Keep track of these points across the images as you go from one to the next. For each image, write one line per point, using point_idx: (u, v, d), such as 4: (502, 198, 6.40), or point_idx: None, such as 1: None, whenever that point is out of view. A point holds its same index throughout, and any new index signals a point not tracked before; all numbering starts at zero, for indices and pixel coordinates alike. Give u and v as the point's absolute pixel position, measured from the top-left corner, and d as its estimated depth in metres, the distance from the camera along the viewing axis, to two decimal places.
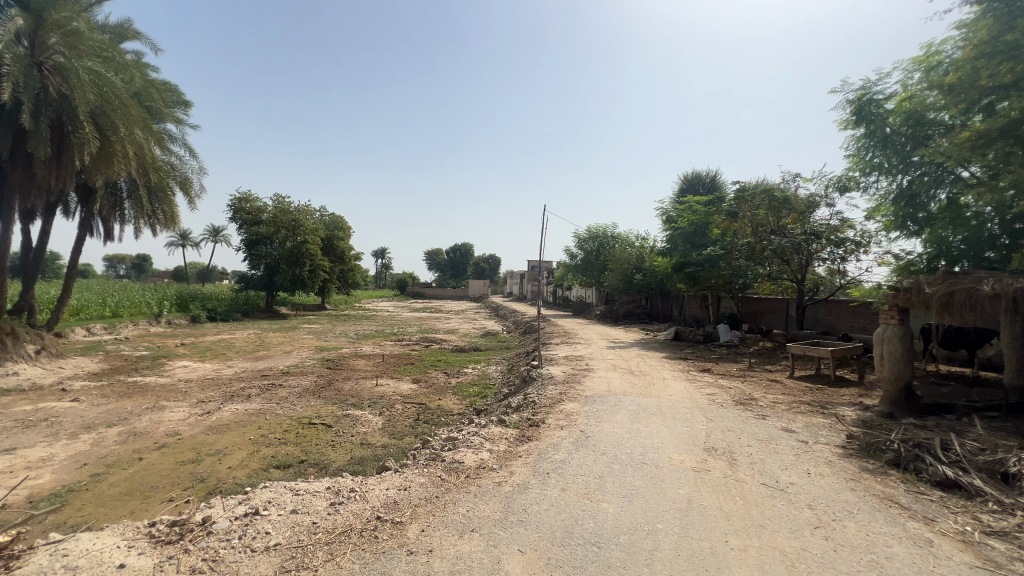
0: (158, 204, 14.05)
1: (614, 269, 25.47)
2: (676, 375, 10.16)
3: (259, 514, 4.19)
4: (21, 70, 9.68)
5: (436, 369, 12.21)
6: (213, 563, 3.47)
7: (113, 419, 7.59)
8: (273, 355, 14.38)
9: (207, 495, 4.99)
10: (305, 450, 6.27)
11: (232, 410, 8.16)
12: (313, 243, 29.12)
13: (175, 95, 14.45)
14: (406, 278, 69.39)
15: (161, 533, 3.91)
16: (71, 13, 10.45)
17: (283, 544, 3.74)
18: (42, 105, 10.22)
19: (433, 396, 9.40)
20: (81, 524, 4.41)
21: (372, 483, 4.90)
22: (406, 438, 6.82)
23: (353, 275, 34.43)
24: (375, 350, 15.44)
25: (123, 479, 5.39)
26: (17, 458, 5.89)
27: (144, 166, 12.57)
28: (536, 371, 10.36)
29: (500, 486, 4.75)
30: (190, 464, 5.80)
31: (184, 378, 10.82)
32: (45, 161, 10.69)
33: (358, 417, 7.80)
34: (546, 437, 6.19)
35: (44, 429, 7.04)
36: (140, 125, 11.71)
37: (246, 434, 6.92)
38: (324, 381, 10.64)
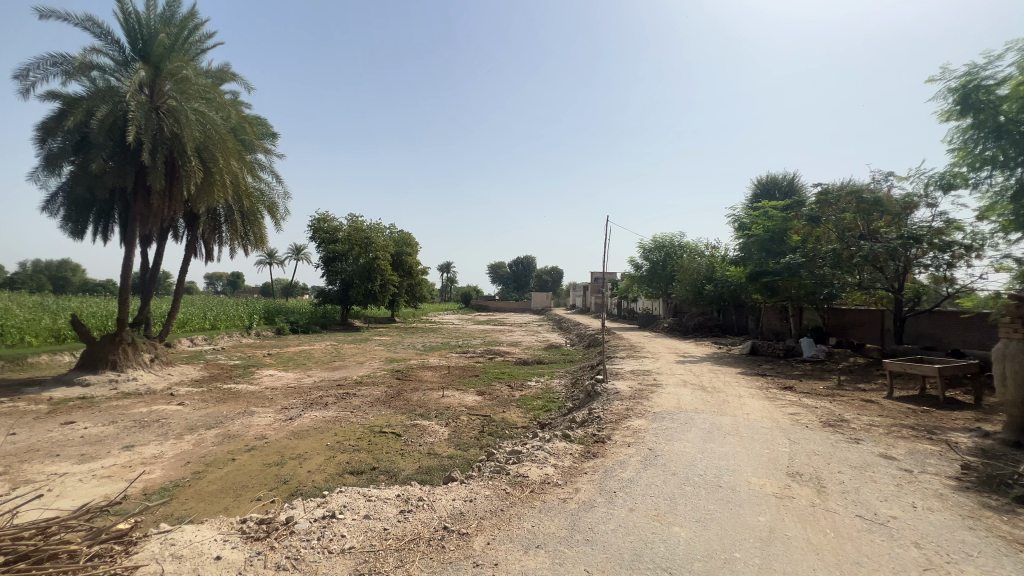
0: (249, 226, 15.47)
1: (682, 279, 24.44)
2: (753, 393, 9.50)
3: (336, 517, 4.41)
4: (143, 114, 11.19)
5: (500, 381, 12.32)
6: (295, 561, 3.70)
7: (211, 422, 8.39)
8: (347, 365, 15.27)
9: (290, 496, 5.34)
10: (377, 458, 6.55)
11: (312, 417, 8.73)
12: (383, 258, 30.70)
13: (265, 128, 15.99)
14: (470, 291, 71.24)
15: (251, 529, 4.23)
16: (182, 63, 11.96)
17: (357, 548, 3.91)
18: (159, 144, 11.70)
19: (498, 409, 9.46)
20: (184, 517, 4.87)
21: (439, 493, 5.01)
22: (471, 450, 6.91)
23: (420, 289, 35.86)
24: (441, 362, 15.87)
25: (219, 478, 5.90)
26: (136, 454, 6.67)
27: (238, 192, 13.96)
28: (601, 385, 10.13)
29: (566, 503, 4.66)
30: (275, 467, 6.25)
31: (270, 385, 11.76)
32: (161, 193, 12.18)
33: (426, 427, 8.03)
34: (613, 455, 6.01)
35: (156, 429, 7.94)
36: (236, 156, 13.07)
37: (324, 440, 7.35)
38: (394, 391, 11.09)
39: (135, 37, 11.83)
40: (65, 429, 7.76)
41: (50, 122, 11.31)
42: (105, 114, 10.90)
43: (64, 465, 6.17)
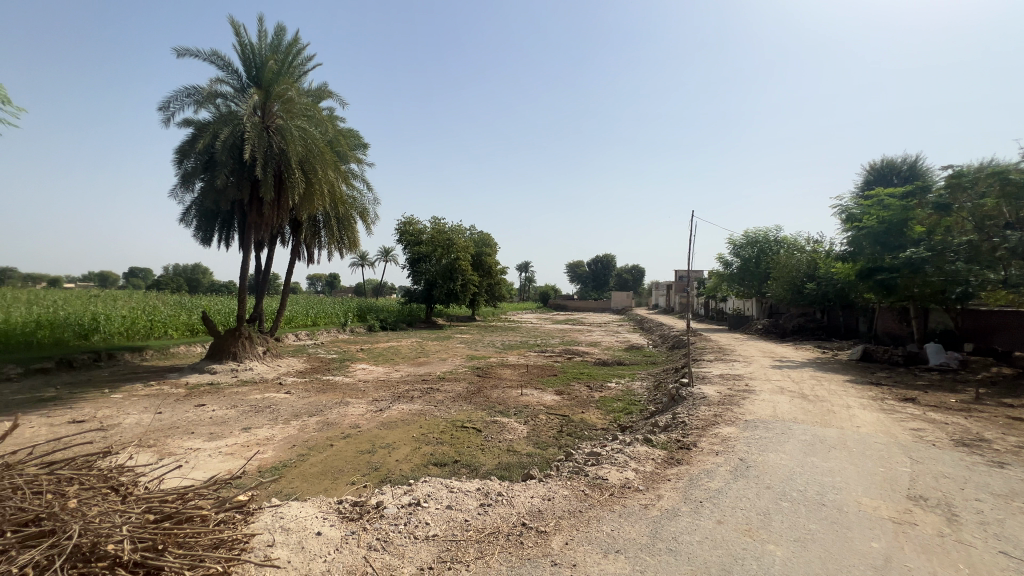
0: (344, 231, 16.80)
1: (778, 277, 22.54)
2: (864, 404, 8.49)
3: (420, 505, 4.65)
4: (256, 133, 12.60)
5: (579, 382, 12.19)
6: (384, 543, 3.96)
7: (313, 410, 9.24)
8: (431, 361, 16.03)
9: (380, 482, 5.72)
10: (459, 452, 6.79)
11: (399, 409, 9.27)
12: (464, 259, 31.76)
13: (357, 139, 17.22)
14: (548, 290, 71.43)
15: (346, 510, 4.59)
16: (287, 85, 13.28)
17: (439, 536, 4.08)
18: (269, 159, 13.10)
19: (576, 409, 9.39)
20: (291, 494, 5.41)
21: (517, 489, 5.07)
22: (550, 449, 6.90)
23: (499, 288, 36.57)
24: (520, 361, 16.07)
25: (320, 461, 6.48)
26: (252, 436, 7.54)
27: (334, 200, 15.24)
28: (686, 389, 9.64)
29: (647, 509, 4.49)
30: (367, 454, 6.72)
31: (363, 378, 12.68)
32: (271, 203, 13.62)
33: (505, 425, 8.18)
34: (699, 463, 5.69)
35: (269, 414, 8.90)
36: (333, 167, 14.27)
37: (410, 432, 7.76)
38: (475, 388, 11.44)
39: (250, 65, 13.35)
40: (198, 410, 8.98)
41: (185, 145, 13.14)
42: (227, 136, 12.44)
43: (196, 441, 7.13)
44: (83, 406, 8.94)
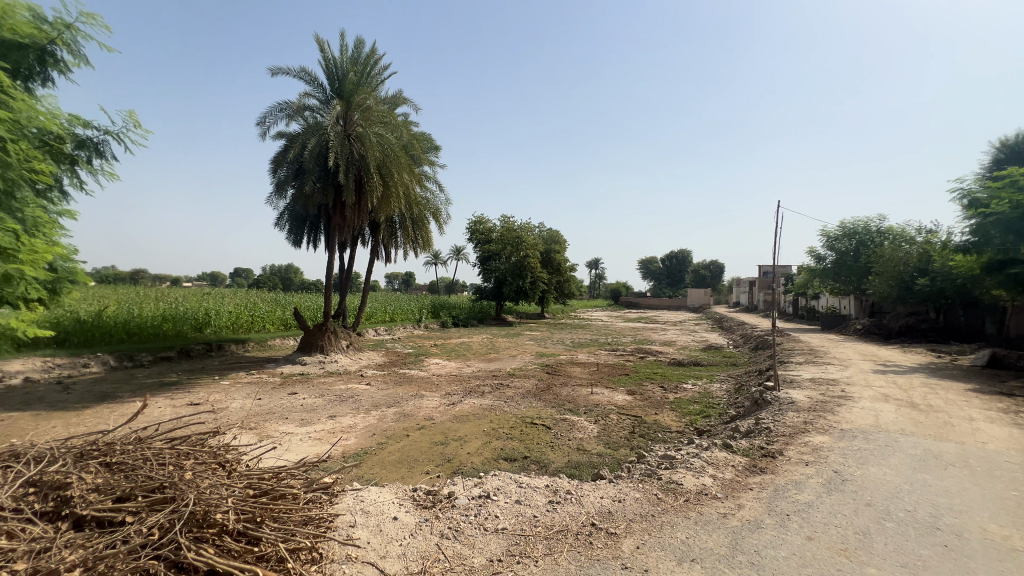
0: (418, 231, 17.54)
1: (882, 272, 20.23)
2: (992, 417, 7.37)
3: (490, 498, 4.74)
4: (339, 142, 13.51)
5: (652, 382, 11.79)
6: (456, 532, 4.09)
7: (391, 401, 9.76)
8: (501, 357, 16.30)
9: (452, 474, 5.90)
10: (528, 448, 6.84)
11: (471, 404, 9.52)
12: (534, 257, 31.86)
13: (429, 142, 17.87)
14: (620, 287, 69.77)
15: (420, 498, 4.79)
16: (365, 94, 14.10)
17: (508, 530, 4.14)
18: (350, 165, 13.98)
19: (649, 410, 9.08)
20: (371, 479, 5.76)
21: (587, 488, 5.01)
22: (621, 450, 6.73)
23: (569, 286, 36.30)
24: (590, 359, 15.85)
25: (397, 450, 6.83)
26: (338, 423, 8.11)
27: (409, 201, 15.99)
28: (771, 393, 8.96)
29: (726, 518, 4.24)
30: (440, 446, 6.98)
31: (437, 373, 13.18)
32: (352, 206, 14.54)
33: (575, 423, 8.11)
34: (785, 473, 5.26)
35: (352, 404, 9.53)
36: (407, 170, 14.98)
37: (481, 426, 7.94)
38: (544, 385, 11.46)
39: (333, 78, 14.34)
40: (291, 398, 9.83)
41: (279, 156, 14.39)
42: (314, 145, 13.46)
43: (290, 426, 7.82)
44: (198, 391, 10.13)
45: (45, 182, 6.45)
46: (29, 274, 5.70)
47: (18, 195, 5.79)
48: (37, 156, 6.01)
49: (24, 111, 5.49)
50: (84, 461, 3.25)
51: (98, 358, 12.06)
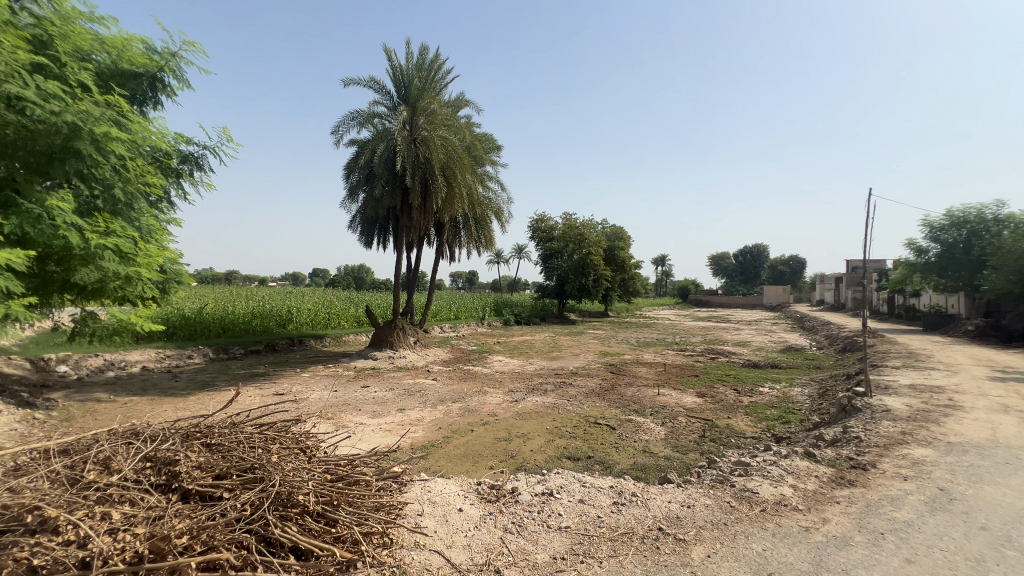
0: (481, 230, 17.89)
1: (1000, 265, 17.78)
2: None
3: (553, 495, 4.72)
4: (406, 146, 14.09)
5: (724, 384, 11.18)
6: (519, 527, 4.12)
7: (456, 397, 10.02)
8: (564, 356, 16.18)
9: (516, 470, 5.94)
10: (592, 447, 6.73)
11: (534, 401, 9.54)
12: (597, 254, 31.34)
13: (491, 143, 18.14)
14: (688, 285, 66.86)
15: (485, 492, 4.88)
16: (430, 99, 14.60)
17: (572, 529, 4.09)
18: (417, 168, 14.54)
19: (721, 414, 8.61)
20: (437, 471, 5.93)
21: (654, 492, 4.84)
22: (690, 454, 6.43)
23: (634, 283, 35.34)
24: (657, 359, 15.31)
25: (462, 444, 6.99)
26: (406, 416, 8.46)
27: (472, 202, 16.36)
28: (862, 399, 8.16)
29: (809, 532, 3.92)
30: (504, 442, 7.06)
31: (500, 370, 13.35)
32: (419, 208, 15.10)
33: (640, 424, 7.87)
34: (879, 487, 4.77)
35: (419, 398, 9.89)
36: (470, 171, 15.34)
37: (544, 424, 7.93)
38: (609, 384, 11.23)
39: (400, 86, 14.98)
40: (363, 391, 10.39)
41: (351, 162, 15.25)
42: (383, 151, 14.14)
43: (363, 417, 8.26)
44: (283, 382, 11.00)
45: (157, 194, 7.27)
46: (144, 275, 6.46)
47: (136, 206, 6.56)
48: (150, 171, 6.78)
49: (140, 132, 6.20)
50: (190, 441, 3.62)
51: (200, 350, 13.47)
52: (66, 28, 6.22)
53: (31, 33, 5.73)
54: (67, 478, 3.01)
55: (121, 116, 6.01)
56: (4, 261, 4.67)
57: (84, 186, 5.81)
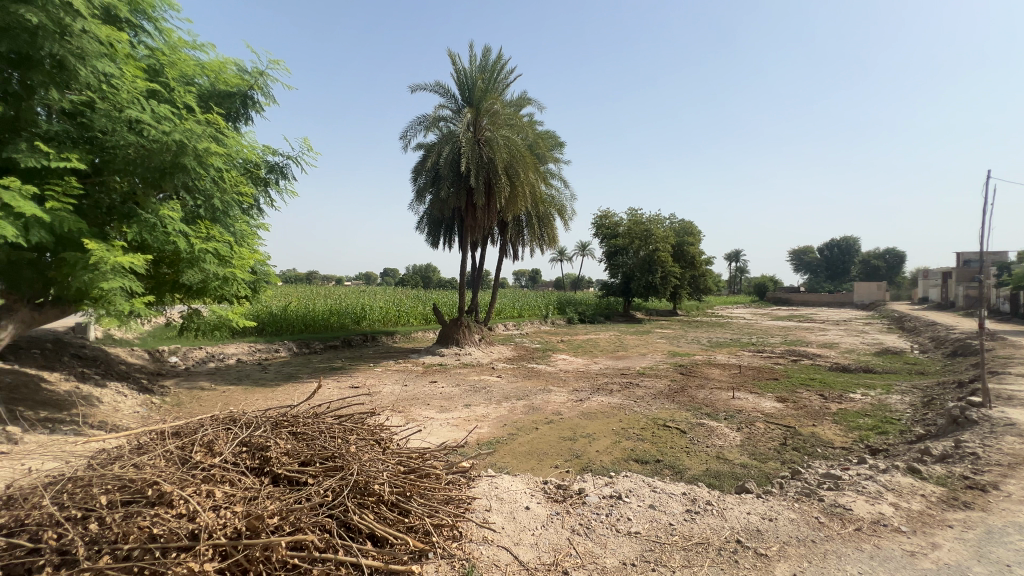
0: (544, 228, 17.85)
1: None
2: None
3: (622, 499, 4.60)
4: (470, 148, 14.41)
5: (808, 389, 10.34)
6: (587, 529, 4.06)
7: (520, 394, 10.08)
8: (630, 355, 15.75)
9: (582, 470, 5.86)
10: (661, 451, 6.48)
11: (599, 401, 9.37)
12: (664, 250, 30.15)
13: (554, 140, 18.08)
14: (765, 281, 62.69)
15: (551, 491, 4.86)
16: (493, 100, 14.81)
17: (642, 534, 3.97)
18: (481, 169, 14.83)
19: (806, 420, 7.97)
20: (503, 468, 5.98)
21: (730, 501, 4.57)
22: (770, 463, 6.00)
23: (704, 280, 33.69)
24: (731, 361, 14.45)
25: (527, 442, 7.01)
26: (472, 412, 8.64)
27: (535, 199, 16.39)
28: (978, 410, 7.20)
29: (914, 558, 3.52)
30: (569, 441, 7.00)
31: (564, 368, 13.27)
32: (483, 208, 15.37)
33: (714, 429, 7.48)
34: (1004, 512, 4.17)
35: (485, 394, 10.06)
36: (533, 169, 15.38)
37: (610, 425, 7.76)
38: (678, 386, 10.77)
39: (464, 88, 15.30)
40: (431, 386, 10.74)
41: (418, 165, 15.80)
42: (448, 153, 14.54)
43: (432, 412, 8.55)
44: (358, 376, 11.65)
45: (249, 202, 7.97)
46: (239, 276, 7.12)
47: (231, 213, 7.24)
48: (243, 181, 7.44)
49: (234, 146, 6.82)
50: (279, 429, 3.92)
51: (286, 345, 14.61)
52: (174, 57, 6.98)
53: (147, 62, 6.48)
54: (179, 458, 3.36)
55: (219, 133, 6.64)
56: (128, 265, 5.33)
57: (190, 197, 6.50)
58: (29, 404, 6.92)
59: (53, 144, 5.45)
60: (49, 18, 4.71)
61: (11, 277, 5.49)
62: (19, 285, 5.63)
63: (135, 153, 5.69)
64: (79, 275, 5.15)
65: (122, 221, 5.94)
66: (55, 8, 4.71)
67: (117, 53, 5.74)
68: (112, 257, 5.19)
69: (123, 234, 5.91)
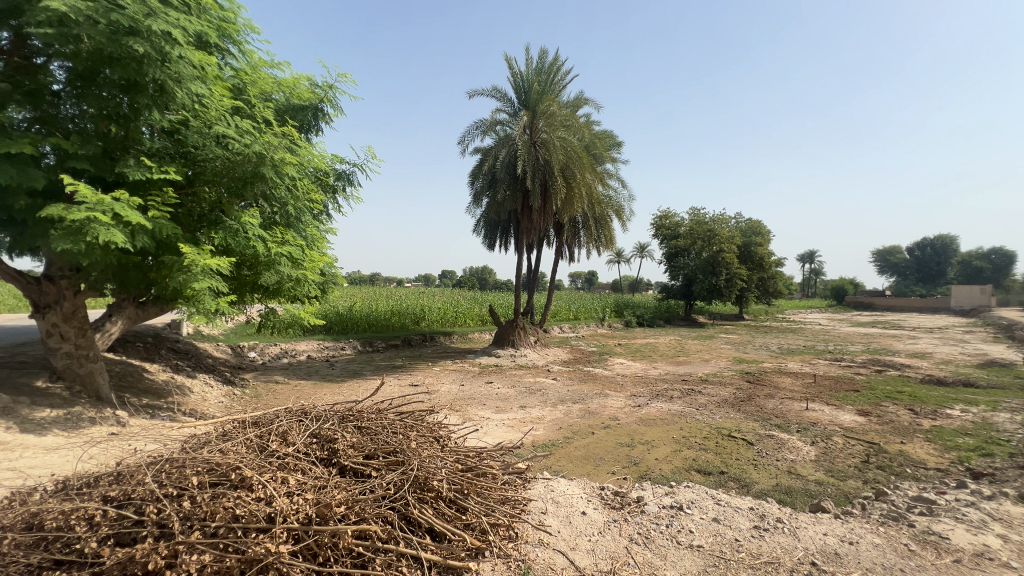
0: (601, 230, 17.59)
1: None
2: None
3: (683, 510, 4.42)
4: (526, 150, 14.48)
5: (895, 402, 9.43)
6: (645, 539, 3.93)
7: (576, 398, 9.97)
8: (692, 361, 15.13)
9: (640, 478, 5.68)
10: (725, 462, 6.16)
11: (659, 408, 9.06)
12: (729, 251, 28.68)
13: (612, 139, 17.78)
14: (843, 284, 58.03)
15: (608, 498, 4.76)
16: (549, 101, 14.79)
17: (705, 549, 3.79)
18: (537, 171, 14.85)
19: (892, 437, 7.28)
20: (559, 471, 5.93)
21: (804, 520, 4.25)
22: (850, 482, 5.51)
23: (774, 283, 31.72)
24: (804, 370, 13.45)
25: (583, 446, 6.92)
26: (527, 414, 8.65)
27: (591, 201, 16.21)
28: None
29: None
30: (626, 448, 6.82)
31: (621, 373, 12.97)
32: (539, 210, 15.36)
33: (785, 441, 7.00)
34: None
35: (540, 397, 10.04)
36: (589, 169, 15.21)
37: (670, 433, 7.49)
38: (745, 394, 10.20)
39: (520, 91, 15.36)
40: (487, 387, 10.88)
41: (476, 169, 16.10)
42: (505, 156, 14.67)
43: (488, 412, 8.65)
44: (417, 375, 12.05)
45: (319, 208, 8.49)
46: (310, 278, 7.60)
47: (303, 219, 7.74)
48: (314, 188, 7.91)
49: (306, 156, 7.27)
50: (345, 423, 4.13)
51: (350, 343, 15.37)
52: (254, 76, 7.56)
53: (232, 82, 7.10)
54: (258, 446, 3.62)
55: (293, 144, 7.12)
56: (215, 267, 5.85)
57: (268, 205, 7.03)
58: (134, 391, 7.76)
59: (155, 159, 6.07)
60: (153, 47, 5.25)
61: (120, 279, 6.17)
62: (127, 285, 6.33)
63: (222, 165, 6.21)
64: (175, 276, 5.72)
65: (210, 227, 6.53)
66: (158, 38, 5.24)
67: (208, 75, 6.30)
68: (202, 260, 5.71)
69: (211, 239, 6.49)
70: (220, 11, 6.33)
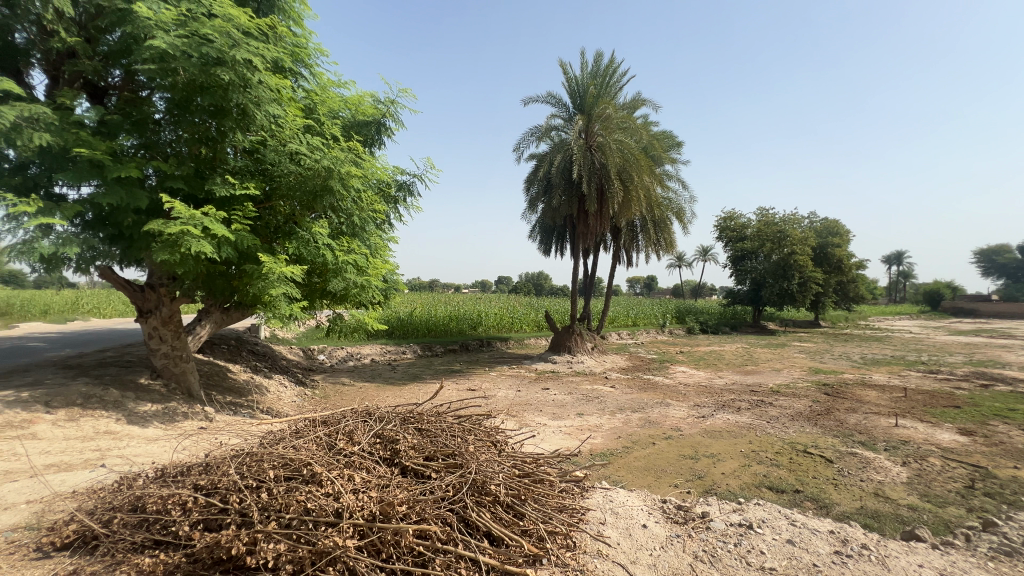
0: (661, 233, 17.00)
1: None
2: None
3: (753, 529, 4.15)
4: (582, 154, 14.34)
5: (1007, 422, 8.32)
6: (711, 557, 3.74)
7: (635, 406, 9.69)
8: (762, 370, 14.23)
9: (705, 492, 5.40)
10: (801, 480, 5.72)
11: (724, 419, 8.58)
12: (803, 253, 26.74)
13: (671, 140, 17.26)
14: (939, 288, 52.32)
15: (671, 511, 4.56)
16: (605, 104, 14.58)
17: (779, 572, 3.54)
18: (593, 174, 14.64)
19: (1003, 461, 6.43)
20: (618, 481, 5.77)
21: (895, 549, 3.86)
22: (951, 509, 4.92)
23: (856, 287, 29.20)
24: (893, 382, 12.23)
25: (642, 457, 6.69)
26: (584, 421, 8.52)
27: (650, 203, 15.77)
28: None
29: None
30: (689, 460, 6.52)
31: (684, 381, 12.44)
32: (595, 214, 15.11)
33: (870, 460, 6.40)
34: None
35: (597, 404, 9.83)
36: (648, 172, 14.81)
37: (737, 446, 7.07)
38: (823, 408, 9.43)
39: (575, 95, 15.26)
40: (544, 393, 10.82)
41: (531, 175, 16.19)
42: (560, 161, 14.60)
43: (545, 418, 8.61)
44: (475, 379, 12.22)
45: (382, 218, 8.90)
46: (373, 284, 7.93)
47: (367, 228, 8.12)
48: (378, 199, 8.29)
49: (370, 168, 7.61)
50: (407, 424, 4.26)
51: (411, 347, 15.93)
52: (323, 95, 8.06)
53: (304, 103, 7.62)
54: (327, 444, 3.82)
55: (359, 158, 7.49)
56: (289, 274, 6.27)
57: (335, 215, 7.45)
58: (219, 390, 8.46)
59: (238, 177, 6.64)
60: (237, 75, 5.76)
61: (208, 286, 6.78)
62: (214, 291, 6.93)
63: (295, 180, 6.67)
64: (255, 283, 6.19)
65: (285, 238, 7.02)
66: (241, 66, 5.73)
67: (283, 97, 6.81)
68: (278, 268, 6.14)
69: (286, 249, 6.97)
70: (293, 38, 6.83)
